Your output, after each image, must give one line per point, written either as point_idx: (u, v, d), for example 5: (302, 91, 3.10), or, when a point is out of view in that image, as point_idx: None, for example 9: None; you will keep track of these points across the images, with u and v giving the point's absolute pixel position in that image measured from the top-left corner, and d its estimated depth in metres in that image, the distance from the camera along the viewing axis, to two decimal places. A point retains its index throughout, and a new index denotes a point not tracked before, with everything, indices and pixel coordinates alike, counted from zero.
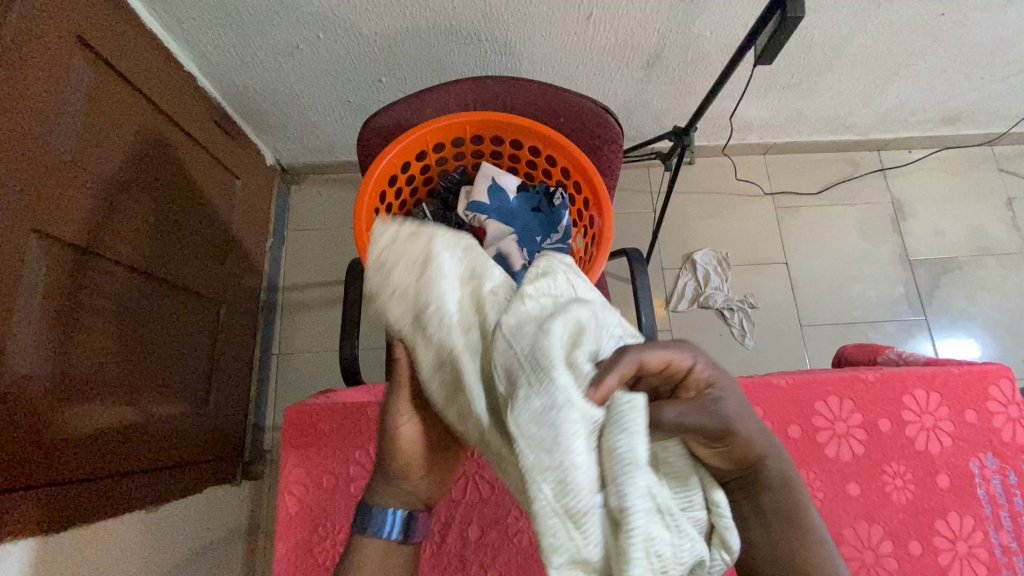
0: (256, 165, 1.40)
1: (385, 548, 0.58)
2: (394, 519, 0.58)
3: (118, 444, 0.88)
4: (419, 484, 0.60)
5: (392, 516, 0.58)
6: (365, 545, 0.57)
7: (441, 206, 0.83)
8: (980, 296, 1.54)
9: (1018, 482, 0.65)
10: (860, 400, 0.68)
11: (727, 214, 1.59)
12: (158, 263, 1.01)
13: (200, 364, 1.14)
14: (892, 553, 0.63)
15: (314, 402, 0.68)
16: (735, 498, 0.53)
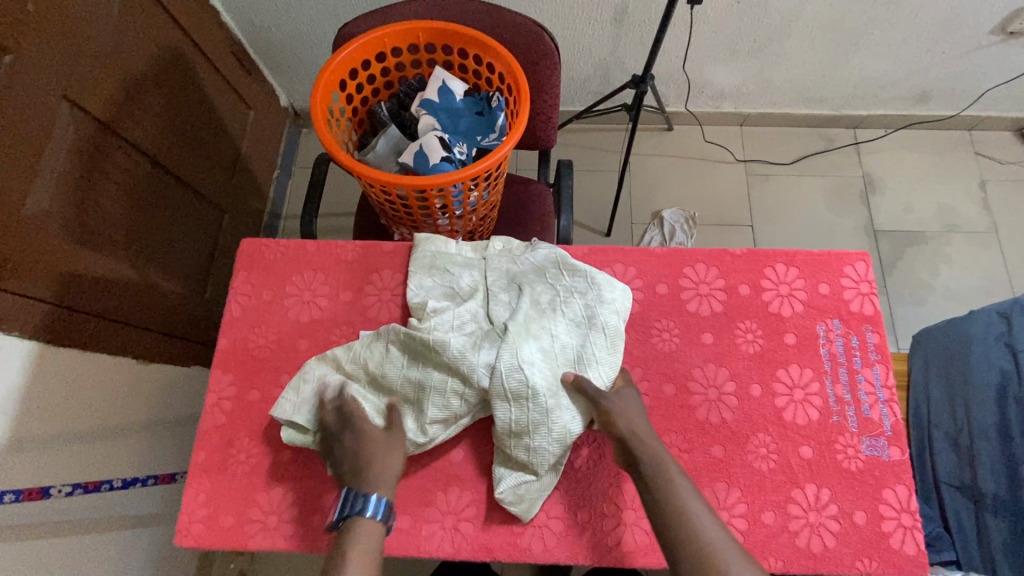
0: (268, 102, 1.58)
1: (375, 535, 0.62)
2: (372, 502, 0.62)
3: (118, 294, 1.06)
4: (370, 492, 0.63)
5: (366, 499, 0.62)
6: (353, 534, 0.61)
7: (397, 105, 0.97)
8: (943, 270, 1.57)
9: (859, 346, 0.74)
10: (725, 268, 0.77)
11: (698, 177, 1.68)
12: (172, 159, 1.20)
13: (199, 257, 1.32)
14: (734, 392, 0.72)
15: (263, 238, 0.80)
16: None
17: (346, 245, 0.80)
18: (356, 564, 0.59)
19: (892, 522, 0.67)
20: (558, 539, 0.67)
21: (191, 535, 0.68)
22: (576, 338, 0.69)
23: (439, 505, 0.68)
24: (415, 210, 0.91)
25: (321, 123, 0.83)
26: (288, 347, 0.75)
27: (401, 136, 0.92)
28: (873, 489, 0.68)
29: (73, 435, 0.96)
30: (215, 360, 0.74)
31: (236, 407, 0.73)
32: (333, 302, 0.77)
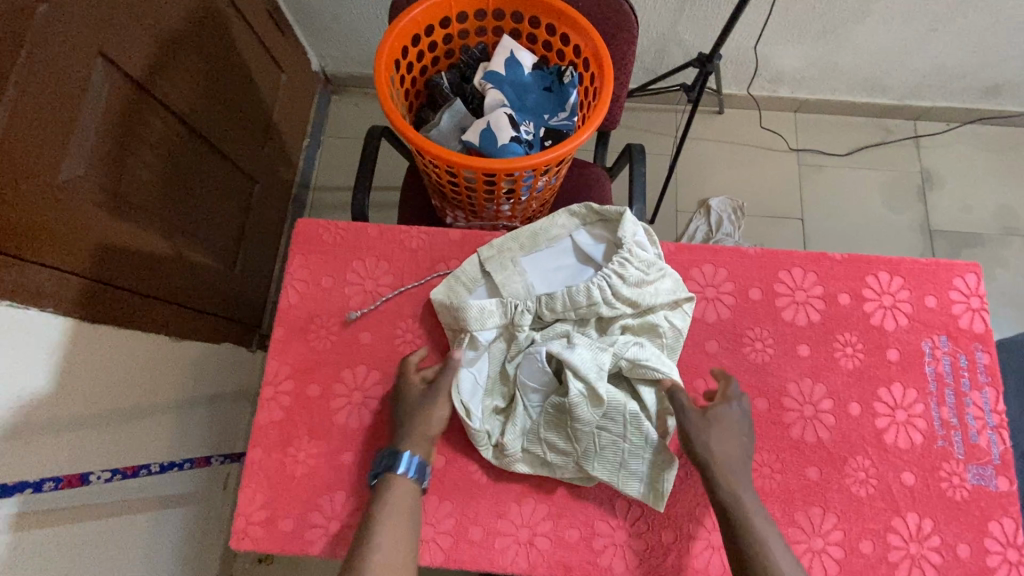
0: (300, 65, 1.49)
1: (408, 493, 0.61)
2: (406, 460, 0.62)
3: (152, 268, 1.00)
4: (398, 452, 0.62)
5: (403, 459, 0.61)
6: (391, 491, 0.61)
7: (459, 77, 0.89)
8: (998, 274, 1.51)
9: (967, 365, 0.68)
10: (824, 274, 0.71)
11: (748, 165, 1.60)
12: (206, 125, 1.12)
13: (230, 230, 1.25)
14: (831, 410, 0.67)
15: (321, 220, 0.74)
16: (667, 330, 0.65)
17: (411, 231, 0.74)
18: (390, 521, 0.59)
19: (997, 557, 0.63)
20: (642, 560, 0.63)
21: (248, 538, 0.64)
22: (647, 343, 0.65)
23: (513, 517, 0.64)
24: (479, 195, 0.83)
25: (385, 93, 0.75)
26: (350, 340, 0.69)
27: (465, 111, 0.84)
28: (978, 522, 0.64)
29: (107, 416, 0.91)
30: (270, 351, 0.69)
31: (296, 403, 0.67)
32: (397, 293, 0.71)
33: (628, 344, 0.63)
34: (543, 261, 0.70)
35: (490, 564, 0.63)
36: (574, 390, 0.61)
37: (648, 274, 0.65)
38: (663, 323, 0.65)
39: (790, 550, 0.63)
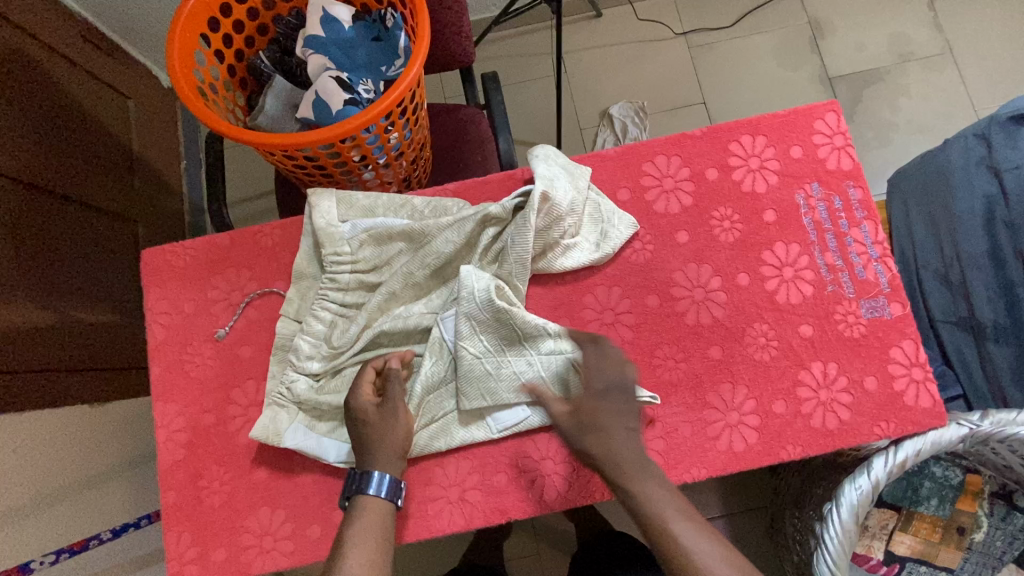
0: (146, 85, 1.38)
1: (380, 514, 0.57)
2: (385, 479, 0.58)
3: (42, 342, 0.94)
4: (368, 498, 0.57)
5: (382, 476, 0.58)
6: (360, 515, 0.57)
7: (278, 51, 0.82)
8: (903, 104, 1.50)
9: (842, 205, 0.67)
10: (687, 154, 0.69)
11: (639, 63, 1.55)
12: (50, 179, 1.03)
13: (124, 278, 1.19)
14: (720, 287, 0.66)
15: (166, 245, 0.70)
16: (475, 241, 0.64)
17: (263, 230, 0.69)
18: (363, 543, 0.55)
19: (903, 379, 0.64)
20: (572, 481, 0.63)
21: None
22: (456, 250, 0.63)
23: (439, 479, 0.63)
24: (332, 170, 0.78)
25: (187, 89, 0.68)
26: (230, 359, 0.67)
27: (291, 86, 0.78)
28: (879, 352, 0.64)
29: (43, 499, 0.87)
30: (154, 393, 0.66)
31: (193, 436, 0.65)
32: (266, 297, 0.68)
33: (439, 256, 0.63)
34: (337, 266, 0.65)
35: (429, 530, 0.63)
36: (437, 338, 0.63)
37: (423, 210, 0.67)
38: (474, 239, 0.63)
39: (709, 431, 0.64)
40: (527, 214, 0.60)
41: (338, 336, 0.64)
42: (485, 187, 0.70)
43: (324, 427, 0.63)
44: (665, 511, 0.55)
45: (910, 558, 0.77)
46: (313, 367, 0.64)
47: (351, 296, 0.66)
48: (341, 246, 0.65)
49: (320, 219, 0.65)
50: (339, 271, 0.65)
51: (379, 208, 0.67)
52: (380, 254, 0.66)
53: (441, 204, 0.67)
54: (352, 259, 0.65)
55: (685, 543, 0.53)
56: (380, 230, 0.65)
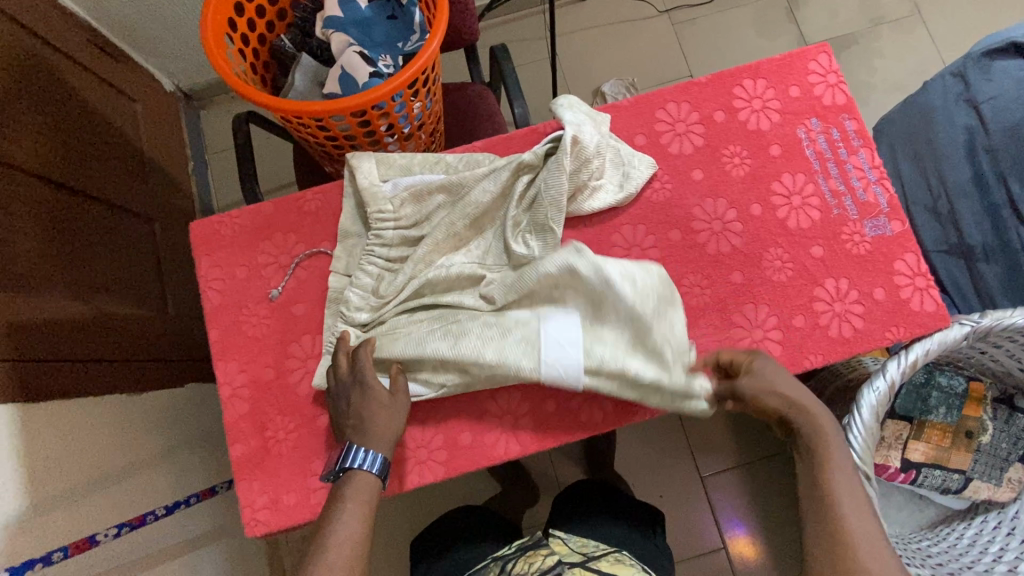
0: (151, 90, 1.41)
1: (361, 488, 0.60)
2: (364, 454, 0.61)
3: (80, 332, 0.97)
4: (355, 476, 0.60)
5: (359, 451, 0.61)
6: (347, 486, 0.60)
7: (300, 34, 0.86)
8: (878, 65, 1.58)
9: (840, 136, 0.73)
10: (695, 100, 0.75)
11: (626, 42, 1.62)
12: (72, 179, 1.06)
13: (145, 275, 1.21)
14: (736, 218, 0.72)
15: (213, 216, 0.74)
16: (507, 193, 0.69)
17: (306, 196, 0.73)
18: (348, 514, 0.58)
19: (908, 288, 0.70)
20: (615, 404, 0.68)
21: (261, 523, 0.66)
22: (491, 201, 0.68)
23: (493, 412, 0.68)
24: (360, 141, 0.82)
25: (224, 69, 0.73)
26: (285, 317, 0.70)
27: (316, 65, 0.82)
28: (885, 265, 0.70)
29: (91, 483, 0.90)
30: (214, 355, 0.70)
31: (256, 391, 0.69)
32: (313, 258, 0.72)
33: (476, 209, 0.67)
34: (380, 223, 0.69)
35: (487, 460, 0.67)
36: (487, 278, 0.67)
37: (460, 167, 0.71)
38: (508, 189, 0.68)
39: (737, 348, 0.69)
40: (558, 158, 0.65)
41: (386, 288, 0.68)
42: (510, 143, 0.75)
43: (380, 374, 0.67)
44: (836, 490, 0.58)
45: (924, 464, 0.83)
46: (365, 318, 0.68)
47: (394, 251, 0.70)
48: (385, 204, 0.69)
49: (363, 180, 0.70)
50: (383, 228, 0.69)
51: (415, 168, 0.71)
52: (420, 209, 0.70)
53: (473, 160, 0.72)
54: (395, 216, 0.69)
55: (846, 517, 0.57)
56: (421, 188, 0.69)
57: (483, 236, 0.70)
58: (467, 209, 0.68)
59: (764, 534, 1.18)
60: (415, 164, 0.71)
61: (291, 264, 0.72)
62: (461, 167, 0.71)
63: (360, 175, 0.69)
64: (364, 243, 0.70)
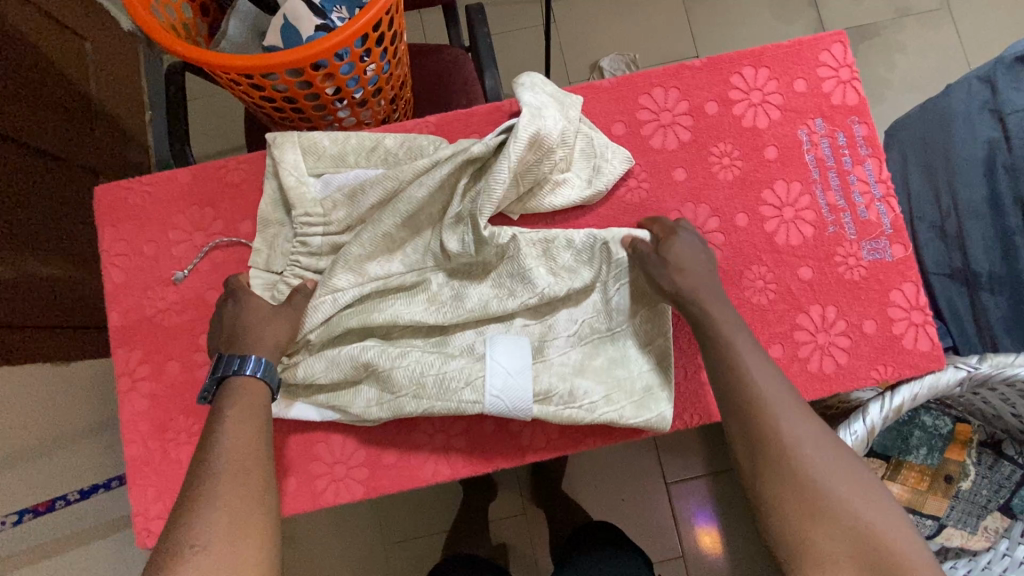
0: (105, 26, 1.28)
1: (253, 397, 0.53)
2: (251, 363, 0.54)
3: (2, 296, 0.87)
4: (241, 392, 0.53)
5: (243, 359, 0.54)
6: (232, 392, 0.53)
7: None
8: (898, 61, 1.46)
9: (846, 142, 0.64)
10: (686, 87, 0.65)
11: (630, 13, 1.48)
12: (7, 125, 0.95)
13: (86, 233, 1.12)
14: (719, 228, 0.63)
15: (122, 181, 0.64)
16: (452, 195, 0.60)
17: (229, 166, 0.63)
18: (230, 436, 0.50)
19: (903, 323, 0.62)
20: (563, 429, 0.61)
21: (155, 533, 0.59)
22: (427, 196, 0.58)
23: (423, 428, 0.60)
24: (304, 105, 0.72)
25: (139, 9, 0.62)
26: (196, 305, 0.62)
27: (256, 11, 0.71)
28: (879, 295, 0.62)
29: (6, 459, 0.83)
30: (112, 341, 0.62)
31: (158, 385, 0.61)
32: (233, 238, 0.63)
33: (410, 205, 0.58)
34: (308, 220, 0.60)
35: (413, 481, 0.60)
36: (434, 283, 0.60)
37: (399, 158, 0.62)
38: (461, 182, 0.59)
39: (702, 376, 0.62)
40: (510, 147, 0.55)
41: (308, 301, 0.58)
42: (468, 122, 0.66)
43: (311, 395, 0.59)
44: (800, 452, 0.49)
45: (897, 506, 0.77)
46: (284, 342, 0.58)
47: (323, 254, 0.61)
48: (312, 207, 0.60)
49: (289, 177, 0.60)
50: (310, 234, 0.60)
51: (344, 160, 0.61)
52: (350, 208, 0.60)
53: (409, 148, 0.62)
54: (324, 220, 0.60)
55: (823, 489, 0.47)
56: (355, 186, 0.60)
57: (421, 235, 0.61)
58: (402, 206, 0.58)
59: (724, 522, 1.14)
60: (342, 151, 0.62)
61: (205, 245, 0.63)
62: (397, 160, 0.62)
63: (287, 165, 0.60)
64: (288, 242, 0.61)
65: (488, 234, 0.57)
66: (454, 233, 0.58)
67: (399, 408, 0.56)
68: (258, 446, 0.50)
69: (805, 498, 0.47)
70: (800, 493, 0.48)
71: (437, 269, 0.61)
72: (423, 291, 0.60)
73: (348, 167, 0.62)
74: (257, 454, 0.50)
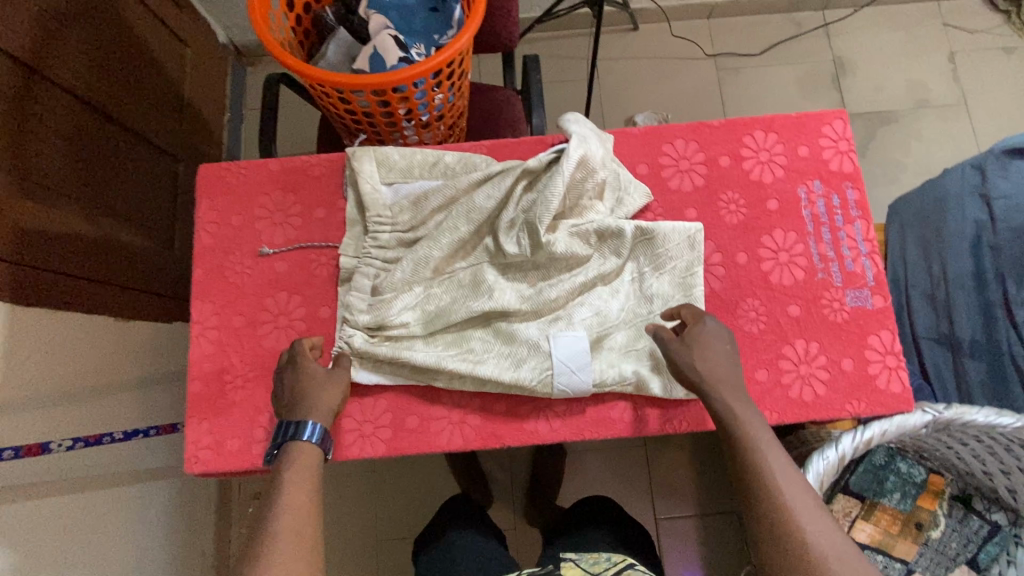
0: (206, 37, 1.46)
1: (310, 458, 0.60)
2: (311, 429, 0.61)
3: (85, 252, 1.00)
4: (303, 453, 0.60)
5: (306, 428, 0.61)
6: (293, 455, 0.60)
7: (344, 9, 0.88)
8: (912, 147, 1.57)
9: (839, 203, 0.74)
10: (704, 141, 0.76)
11: (667, 78, 1.63)
12: (114, 109, 1.11)
13: (161, 211, 1.26)
14: (721, 262, 0.73)
15: (223, 163, 0.77)
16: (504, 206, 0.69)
17: (313, 162, 0.76)
18: (294, 484, 0.58)
19: (878, 365, 0.69)
20: (563, 418, 0.68)
21: (201, 461, 0.68)
22: (492, 205, 0.69)
23: (444, 401, 0.69)
24: (379, 122, 0.85)
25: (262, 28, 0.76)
26: (267, 272, 0.73)
27: (351, 40, 0.85)
28: (858, 337, 0.70)
29: (61, 396, 0.93)
30: (193, 292, 0.72)
31: (224, 334, 0.71)
32: (307, 221, 0.74)
33: (473, 212, 0.69)
34: (381, 223, 0.71)
35: (429, 446, 0.68)
36: (489, 276, 0.69)
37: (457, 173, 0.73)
38: (517, 189, 0.69)
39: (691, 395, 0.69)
40: (565, 164, 0.66)
41: (387, 291, 0.69)
42: (516, 148, 0.77)
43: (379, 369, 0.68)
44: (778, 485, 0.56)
45: (868, 547, 0.81)
46: (358, 323, 0.68)
47: (394, 250, 0.71)
48: (383, 210, 0.72)
49: (366, 184, 0.72)
50: (380, 232, 0.71)
51: (410, 173, 0.73)
52: (416, 211, 0.71)
53: (466, 166, 0.73)
54: (392, 221, 0.71)
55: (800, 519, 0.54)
56: (419, 194, 0.72)
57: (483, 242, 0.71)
58: (473, 212, 0.69)
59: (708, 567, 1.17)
60: (407, 160, 0.73)
61: (284, 223, 0.74)
62: (454, 174, 0.73)
63: (363, 174, 0.72)
64: (362, 242, 0.72)
65: (545, 240, 0.66)
66: (513, 229, 0.68)
67: (478, 369, 0.66)
68: (313, 504, 0.57)
69: (750, 497, 0.57)
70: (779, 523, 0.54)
71: (490, 264, 0.70)
72: (484, 282, 0.69)
73: (414, 179, 0.73)
74: (312, 510, 0.57)
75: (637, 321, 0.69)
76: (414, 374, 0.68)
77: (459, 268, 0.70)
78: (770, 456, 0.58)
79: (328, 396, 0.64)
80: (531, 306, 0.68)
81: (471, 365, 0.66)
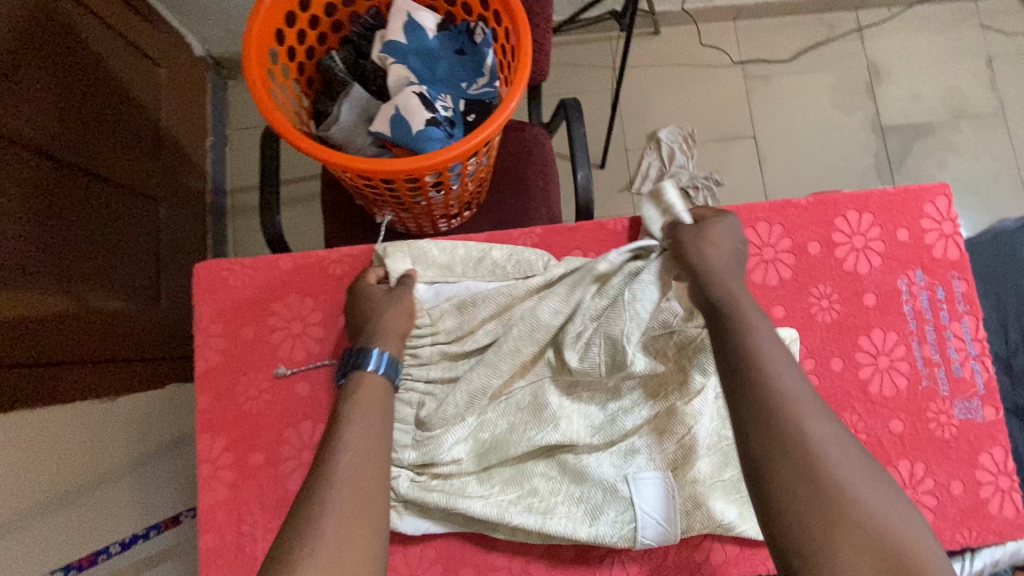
0: (179, 52, 1.28)
1: (380, 390, 0.51)
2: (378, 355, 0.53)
3: (60, 333, 0.86)
4: (370, 385, 0.51)
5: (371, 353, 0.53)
6: (359, 387, 0.51)
7: (354, 53, 0.75)
8: (950, 160, 1.46)
9: (945, 297, 0.64)
10: (791, 225, 0.65)
11: (692, 88, 1.50)
12: (83, 156, 0.96)
13: (145, 263, 1.12)
14: (813, 371, 0.63)
15: (224, 260, 0.64)
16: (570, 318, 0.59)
17: (334, 258, 0.63)
18: (357, 416, 0.49)
19: (990, 487, 0.61)
20: (641, 563, 0.59)
21: None
22: (557, 319, 0.58)
23: (503, 547, 0.60)
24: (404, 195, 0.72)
25: (258, 85, 0.61)
26: (286, 398, 0.61)
27: (367, 97, 0.71)
28: (968, 456, 0.62)
29: (90, 484, 0.83)
30: (199, 426, 0.61)
31: (240, 476, 0.60)
32: (330, 333, 0.63)
33: (533, 328, 0.58)
34: (421, 335, 0.60)
35: None
36: (552, 400, 0.59)
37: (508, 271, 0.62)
38: (585, 297, 0.58)
39: None
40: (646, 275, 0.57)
41: (435, 424, 0.58)
42: (572, 236, 0.66)
43: (427, 514, 0.58)
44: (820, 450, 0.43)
45: None
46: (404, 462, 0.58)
47: (439, 369, 0.61)
48: (424, 320, 0.60)
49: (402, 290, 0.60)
50: (420, 346, 0.60)
51: (452, 271, 0.62)
52: (463, 320, 0.60)
53: (518, 264, 0.62)
54: (433, 331, 0.60)
55: (850, 491, 0.41)
56: (465, 299, 0.61)
57: (542, 357, 0.60)
58: (535, 327, 0.58)
59: None
60: (450, 257, 0.62)
61: (303, 335, 0.63)
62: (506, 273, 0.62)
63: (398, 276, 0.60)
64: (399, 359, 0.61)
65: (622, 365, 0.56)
66: (581, 342, 0.57)
67: (548, 521, 0.56)
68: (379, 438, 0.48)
69: (775, 464, 0.43)
70: (813, 491, 0.42)
71: (552, 380, 0.60)
72: (549, 409, 0.59)
73: (457, 277, 0.62)
74: (376, 450, 0.47)
75: (723, 446, 0.60)
76: (468, 520, 0.58)
77: (518, 390, 0.60)
78: (798, 404, 0.45)
79: (395, 316, 0.57)
80: (602, 436, 0.59)
81: (540, 517, 0.56)
